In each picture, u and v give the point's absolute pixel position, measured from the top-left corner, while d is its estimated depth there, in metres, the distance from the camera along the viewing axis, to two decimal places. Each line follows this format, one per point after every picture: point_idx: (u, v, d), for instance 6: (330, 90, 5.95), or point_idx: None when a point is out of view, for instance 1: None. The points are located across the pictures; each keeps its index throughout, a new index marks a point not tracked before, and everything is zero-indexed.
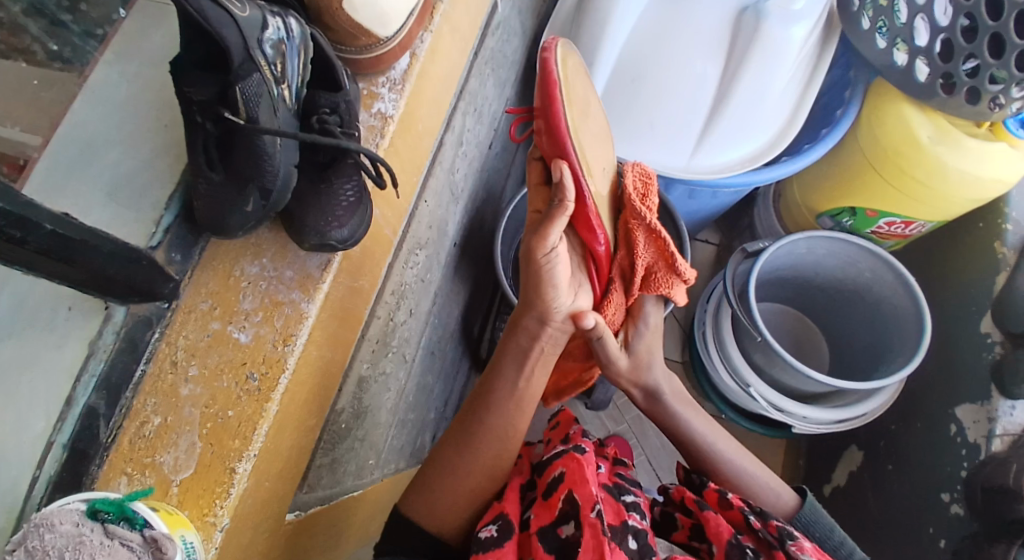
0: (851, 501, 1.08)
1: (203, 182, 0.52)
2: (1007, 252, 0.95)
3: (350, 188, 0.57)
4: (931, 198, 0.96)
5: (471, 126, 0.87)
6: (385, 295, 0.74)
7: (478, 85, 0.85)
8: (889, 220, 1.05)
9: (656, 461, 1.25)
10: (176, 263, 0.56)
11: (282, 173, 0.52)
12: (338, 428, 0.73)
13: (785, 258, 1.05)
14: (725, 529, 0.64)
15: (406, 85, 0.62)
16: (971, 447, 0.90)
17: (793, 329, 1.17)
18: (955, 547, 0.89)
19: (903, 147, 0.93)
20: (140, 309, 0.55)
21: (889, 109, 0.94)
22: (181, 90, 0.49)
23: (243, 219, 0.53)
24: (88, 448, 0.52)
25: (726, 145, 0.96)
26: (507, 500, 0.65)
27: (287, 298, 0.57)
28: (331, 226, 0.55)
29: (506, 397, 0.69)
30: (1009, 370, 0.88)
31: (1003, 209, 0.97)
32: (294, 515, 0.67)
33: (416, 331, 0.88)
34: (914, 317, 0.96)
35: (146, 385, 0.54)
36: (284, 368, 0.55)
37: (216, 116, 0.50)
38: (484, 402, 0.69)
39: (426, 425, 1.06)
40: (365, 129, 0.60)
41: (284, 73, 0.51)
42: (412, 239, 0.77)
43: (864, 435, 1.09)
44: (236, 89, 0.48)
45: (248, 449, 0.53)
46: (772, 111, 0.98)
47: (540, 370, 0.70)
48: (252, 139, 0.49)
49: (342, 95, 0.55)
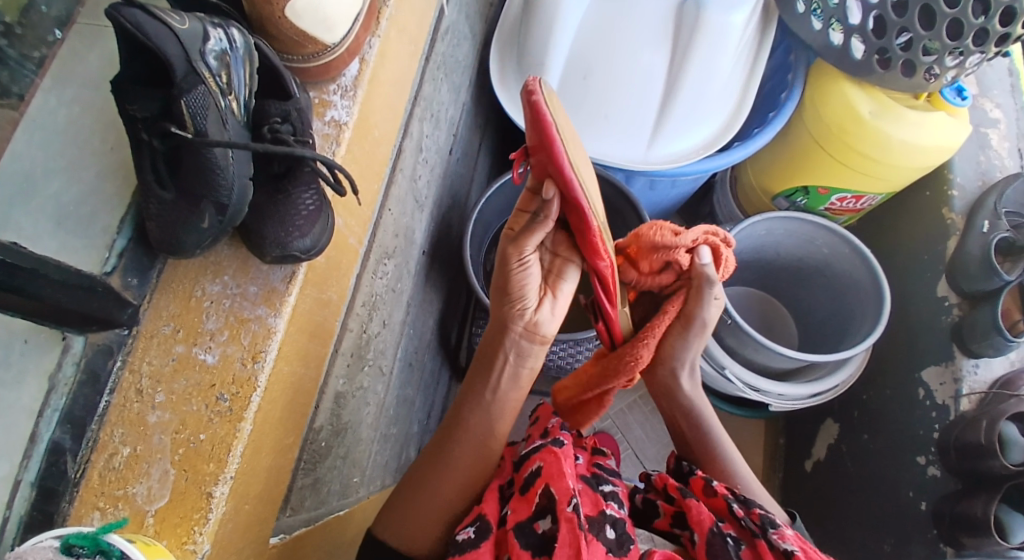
0: (832, 474, 1.10)
1: (154, 201, 0.52)
2: (955, 217, 0.99)
3: (309, 197, 0.57)
4: (882, 171, 1.00)
5: (429, 133, 0.87)
6: (356, 307, 0.73)
7: (432, 91, 0.85)
8: (841, 196, 1.09)
9: (640, 454, 1.26)
10: (133, 288, 0.55)
11: (237, 186, 0.51)
12: (317, 446, 0.72)
13: (747, 241, 1.07)
14: (707, 517, 0.64)
15: (358, 91, 0.62)
16: (941, 408, 0.93)
17: (761, 309, 1.19)
18: (935, 507, 0.91)
19: (847, 124, 0.96)
20: (98, 338, 0.53)
21: (830, 87, 0.97)
22: (125, 108, 0.49)
23: (200, 236, 0.52)
24: (57, 485, 0.50)
25: (680, 134, 1.00)
26: (486, 498, 0.63)
27: (252, 314, 0.56)
28: (292, 237, 0.55)
29: (474, 413, 0.67)
30: (968, 329, 0.91)
31: (947, 175, 1.01)
32: (278, 538, 0.65)
33: (391, 343, 0.87)
34: (872, 287, 0.99)
35: (112, 416, 0.53)
36: (255, 387, 0.54)
37: (162, 132, 0.49)
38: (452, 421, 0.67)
39: (410, 438, 1.05)
40: (320, 138, 0.60)
41: (230, 83, 0.50)
42: (379, 249, 0.76)
43: (838, 407, 1.12)
44: (182, 102, 0.47)
45: (224, 472, 0.52)
46: (718, 100, 1.01)
47: (509, 384, 0.66)
48: (203, 152, 0.49)
49: (293, 103, 0.54)
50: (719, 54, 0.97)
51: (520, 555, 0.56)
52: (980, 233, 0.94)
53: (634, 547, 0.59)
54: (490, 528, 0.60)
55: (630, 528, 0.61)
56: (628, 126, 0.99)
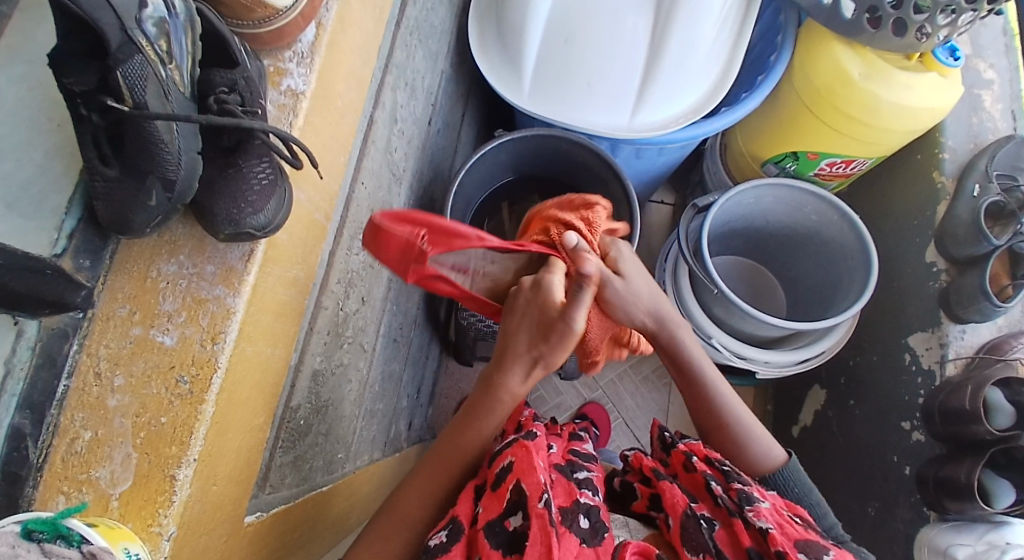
0: (818, 439, 1.10)
1: (100, 179, 0.50)
2: (945, 181, 0.97)
3: (263, 170, 0.56)
4: (872, 136, 0.97)
5: (404, 102, 0.85)
6: (330, 284, 0.72)
7: (404, 58, 0.83)
8: (830, 161, 1.06)
9: (629, 424, 1.26)
10: (85, 270, 0.53)
11: (185, 160, 0.51)
12: (295, 425, 0.71)
13: (737, 210, 1.05)
14: (681, 500, 0.66)
15: (315, 58, 0.60)
16: (926, 374, 0.92)
17: (748, 278, 1.18)
18: (919, 472, 0.91)
19: (836, 86, 0.94)
20: (53, 322, 0.52)
21: (820, 49, 0.94)
22: (61, 82, 0.46)
23: (149, 214, 0.51)
24: (20, 470, 0.50)
25: (666, 100, 0.97)
26: (459, 501, 0.64)
27: (210, 294, 0.55)
28: (245, 213, 0.53)
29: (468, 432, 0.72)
30: (955, 294, 0.90)
31: (938, 138, 0.98)
32: (254, 517, 0.63)
33: (372, 319, 0.86)
34: (859, 251, 0.97)
35: (72, 401, 0.52)
36: (215, 367, 0.53)
37: (102, 107, 0.47)
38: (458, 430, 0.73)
39: (399, 413, 1.05)
40: (275, 108, 0.58)
41: (170, 51, 0.50)
42: (354, 224, 0.75)
43: (826, 374, 1.11)
44: (118, 74, 0.46)
45: (186, 454, 0.51)
46: (704, 63, 0.98)
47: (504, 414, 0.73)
48: (144, 126, 0.48)
49: (241, 71, 0.54)
50: (703, 23, 0.94)
51: (490, 554, 0.57)
52: (971, 197, 0.92)
53: (608, 533, 0.59)
54: (464, 529, 0.60)
55: (604, 514, 0.61)
56: (612, 91, 0.96)
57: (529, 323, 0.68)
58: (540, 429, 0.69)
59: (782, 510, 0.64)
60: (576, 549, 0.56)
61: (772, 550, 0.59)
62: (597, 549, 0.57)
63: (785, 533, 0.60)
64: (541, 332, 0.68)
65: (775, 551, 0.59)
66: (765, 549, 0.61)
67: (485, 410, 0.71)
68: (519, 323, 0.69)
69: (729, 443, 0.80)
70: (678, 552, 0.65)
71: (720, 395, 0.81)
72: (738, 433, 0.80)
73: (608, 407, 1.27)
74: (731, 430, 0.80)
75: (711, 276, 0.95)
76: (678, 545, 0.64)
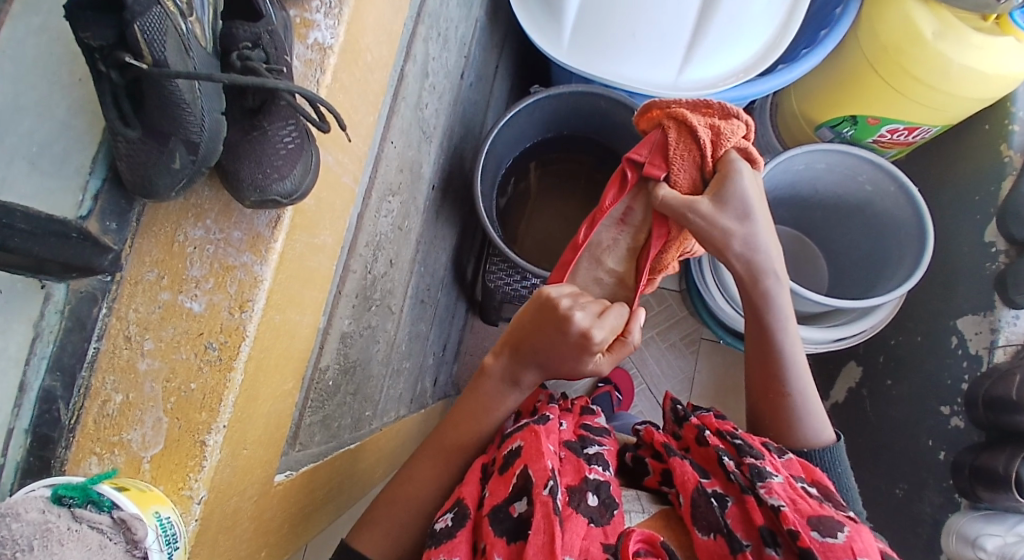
0: (850, 416, 1.08)
1: (121, 140, 0.48)
2: (1013, 154, 0.91)
3: (288, 133, 0.54)
4: (941, 102, 0.90)
5: (436, 54, 0.80)
6: (358, 248, 0.70)
7: (438, 6, 0.78)
8: (891, 128, 0.99)
9: (655, 389, 1.25)
10: (112, 233, 0.53)
11: (207, 122, 0.49)
12: (325, 386, 0.71)
13: (783, 176, 0.99)
14: (691, 477, 0.64)
15: (344, 9, 0.56)
16: (973, 359, 0.88)
17: (790, 249, 1.14)
18: (955, 458, 0.88)
19: (905, 44, 0.86)
20: (81, 284, 0.52)
21: (891, 3, 0.87)
22: (79, 37, 0.44)
23: (171, 178, 0.49)
24: (51, 432, 0.51)
25: (716, 56, 0.91)
26: (466, 481, 0.64)
27: (237, 261, 0.53)
28: (270, 179, 0.51)
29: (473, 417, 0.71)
30: (1012, 277, 0.85)
31: (1009, 107, 0.91)
32: (284, 476, 0.64)
33: (401, 281, 0.85)
34: (914, 227, 0.92)
35: (102, 363, 0.52)
36: (243, 336, 0.52)
37: (120, 64, 0.45)
38: (474, 419, 0.71)
39: (426, 370, 1.05)
40: (302, 64, 0.55)
41: (190, 4, 0.48)
42: (383, 186, 0.72)
43: (863, 351, 1.08)
44: (135, 27, 0.43)
45: (216, 421, 0.51)
46: (762, 15, 0.89)
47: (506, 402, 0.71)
48: (164, 84, 0.45)
49: (263, 24, 0.51)
50: None
51: (496, 541, 0.57)
52: None
53: (619, 510, 0.59)
54: (469, 513, 0.61)
55: (614, 490, 0.61)
56: (658, 46, 0.91)
57: (557, 354, 0.67)
58: (553, 409, 0.68)
59: (794, 484, 0.63)
60: (584, 530, 0.56)
61: (783, 528, 0.58)
62: (605, 527, 0.57)
63: (797, 509, 0.59)
64: (554, 372, 0.69)
65: (787, 530, 0.58)
66: (777, 527, 0.60)
67: (488, 404, 0.71)
68: (538, 356, 0.68)
69: (783, 413, 0.75)
70: (689, 532, 0.63)
71: (789, 364, 0.76)
72: (797, 406, 0.75)
73: (633, 373, 1.26)
74: (790, 401, 0.75)
75: None
76: (688, 523, 0.63)
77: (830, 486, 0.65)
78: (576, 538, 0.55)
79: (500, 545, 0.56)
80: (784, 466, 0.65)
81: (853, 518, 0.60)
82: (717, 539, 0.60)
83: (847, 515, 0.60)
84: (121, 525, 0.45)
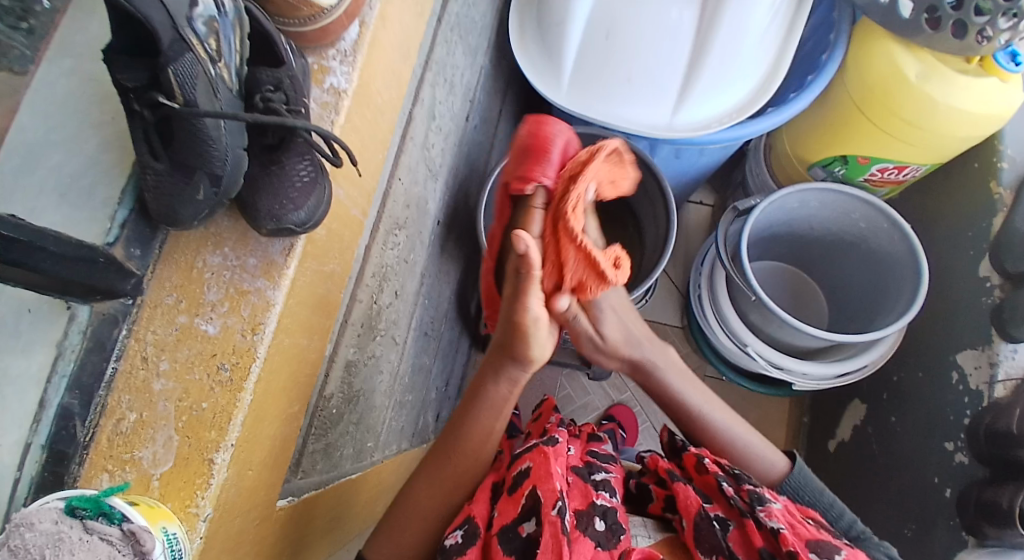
0: (855, 452, 1.08)
1: (150, 172, 0.52)
2: (1003, 191, 0.93)
3: (304, 168, 0.58)
4: (928, 140, 0.93)
5: (443, 99, 0.85)
6: (365, 278, 0.73)
7: (445, 54, 0.83)
8: (881, 167, 1.03)
9: (660, 427, 1.25)
10: (135, 259, 0.56)
11: (231, 157, 0.52)
12: (328, 413, 0.73)
13: (778, 215, 1.02)
14: (694, 501, 0.65)
15: (358, 57, 0.61)
16: (974, 393, 0.89)
17: (789, 285, 1.16)
18: (960, 494, 0.88)
19: (890, 87, 0.90)
20: (103, 307, 0.54)
21: (875, 49, 0.91)
22: (115, 78, 0.48)
23: (196, 208, 0.53)
24: (67, 448, 0.53)
25: (707, 100, 0.95)
26: (476, 500, 0.65)
27: (252, 286, 0.56)
28: (286, 210, 0.55)
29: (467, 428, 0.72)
30: (1008, 311, 0.87)
31: (997, 146, 0.94)
32: (286, 501, 0.65)
33: (405, 313, 0.87)
34: (909, 263, 0.94)
35: (119, 383, 0.55)
36: (254, 356, 0.55)
37: (153, 102, 0.49)
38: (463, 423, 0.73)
39: (428, 405, 1.07)
40: (318, 106, 0.59)
41: (219, 50, 0.51)
42: (390, 219, 0.76)
43: (867, 387, 1.09)
44: (169, 71, 0.47)
45: (225, 439, 0.53)
46: (750, 64, 0.95)
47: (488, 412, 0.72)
48: (193, 122, 0.49)
49: (285, 70, 0.56)
50: (751, 15, 0.90)
51: (504, 558, 0.58)
52: None
53: (626, 535, 0.60)
54: (480, 532, 0.62)
55: (622, 516, 0.62)
56: (651, 90, 0.95)
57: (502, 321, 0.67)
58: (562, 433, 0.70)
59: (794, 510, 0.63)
60: (591, 553, 0.57)
61: (783, 550, 0.58)
62: (613, 550, 0.58)
63: (796, 533, 0.59)
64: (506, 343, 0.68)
65: (786, 551, 0.58)
66: (777, 549, 0.60)
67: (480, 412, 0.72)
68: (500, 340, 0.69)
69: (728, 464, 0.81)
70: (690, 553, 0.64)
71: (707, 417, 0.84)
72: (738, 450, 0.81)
73: (637, 410, 1.26)
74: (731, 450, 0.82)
75: (749, 282, 0.92)
76: (691, 546, 0.64)
77: (824, 521, 0.66)
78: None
79: None
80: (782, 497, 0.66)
81: (849, 546, 0.61)
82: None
83: (848, 544, 0.60)
84: (129, 537, 0.46)
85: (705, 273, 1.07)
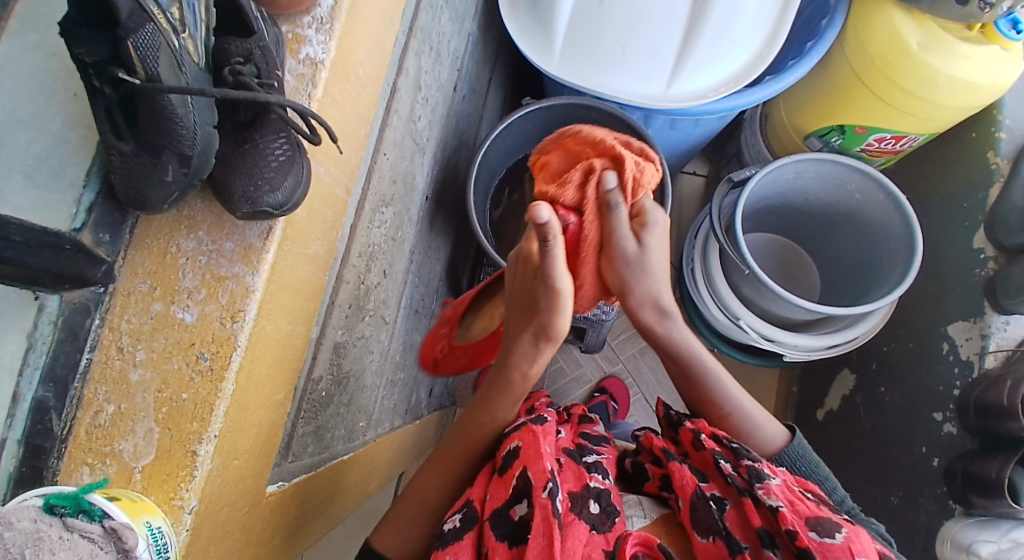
0: (844, 423, 1.09)
1: (116, 153, 0.49)
2: (1000, 161, 0.92)
3: (280, 146, 0.55)
4: (927, 111, 0.91)
5: (429, 68, 0.82)
6: (351, 258, 0.71)
7: (430, 21, 0.79)
8: (879, 137, 1.01)
9: (651, 399, 1.25)
10: (106, 244, 0.53)
11: (201, 135, 0.49)
12: (318, 396, 0.71)
13: (774, 185, 1.00)
14: (690, 481, 0.65)
15: (335, 24, 0.57)
16: (964, 364, 0.89)
17: (782, 257, 1.15)
18: (948, 465, 0.88)
19: (891, 56, 0.87)
20: (73, 297, 0.52)
21: (875, 16, 0.88)
22: (73, 52, 0.45)
23: (164, 191, 0.50)
24: (44, 442, 0.51)
25: (703, 68, 0.92)
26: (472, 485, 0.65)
27: (229, 272, 0.54)
28: (262, 191, 0.52)
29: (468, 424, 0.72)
30: (1002, 284, 0.86)
31: (996, 115, 0.92)
32: (276, 486, 0.64)
33: (394, 292, 0.86)
34: (903, 236, 0.93)
35: (95, 374, 0.53)
36: (234, 345, 0.53)
37: (114, 79, 0.46)
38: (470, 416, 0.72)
39: (420, 382, 1.05)
40: (294, 78, 0.56)
41: (182, 19, 0.48)
42: (376, 197, 0.73)
43: (857, 359, 1.09)
44: (128, 44, 0.44)
45: (207, 430, 0.51)
46: (747, 30, 0.91)
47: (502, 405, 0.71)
48: (158, 99, 0.46)
49: (255, 40, 0.52)
50: None
51: (496, 545, 0.57)
52: None
53: (620, 516, 0.60)
54: (477, 517, 0.61)
55: (615, 497, 0.61)
56: (644, 57, 0.91)
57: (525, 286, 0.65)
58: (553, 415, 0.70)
59: (792, 486, 0.63)
60: (585, 536, 0.57)
61: (782, 529, 0.58)
62: (607, 534, 0.58)
63: (795, 511, 0.59)
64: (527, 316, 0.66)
65: (785, 530, 0.58)
66: (775, 528, 0.60)
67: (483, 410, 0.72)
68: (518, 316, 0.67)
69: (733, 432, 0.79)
70: (689, 535, 0.64)
71: (723, 386, 0.79)
72: (743, 421, 0.78)
73: (628, 382, 1.26)
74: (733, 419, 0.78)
75: (744, 256, 0.90)
76: (689, 526, 0.64)
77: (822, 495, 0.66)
78: (578, 544, 0.56)
79: (501, 549, 0.57)
80: (781, 471, 0.66)
81: (847, 520, 0.61)
82: (716, 541, 0.61)
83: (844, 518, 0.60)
84: (111, 535, 0.45)
85: (699, 245, 1.05)
